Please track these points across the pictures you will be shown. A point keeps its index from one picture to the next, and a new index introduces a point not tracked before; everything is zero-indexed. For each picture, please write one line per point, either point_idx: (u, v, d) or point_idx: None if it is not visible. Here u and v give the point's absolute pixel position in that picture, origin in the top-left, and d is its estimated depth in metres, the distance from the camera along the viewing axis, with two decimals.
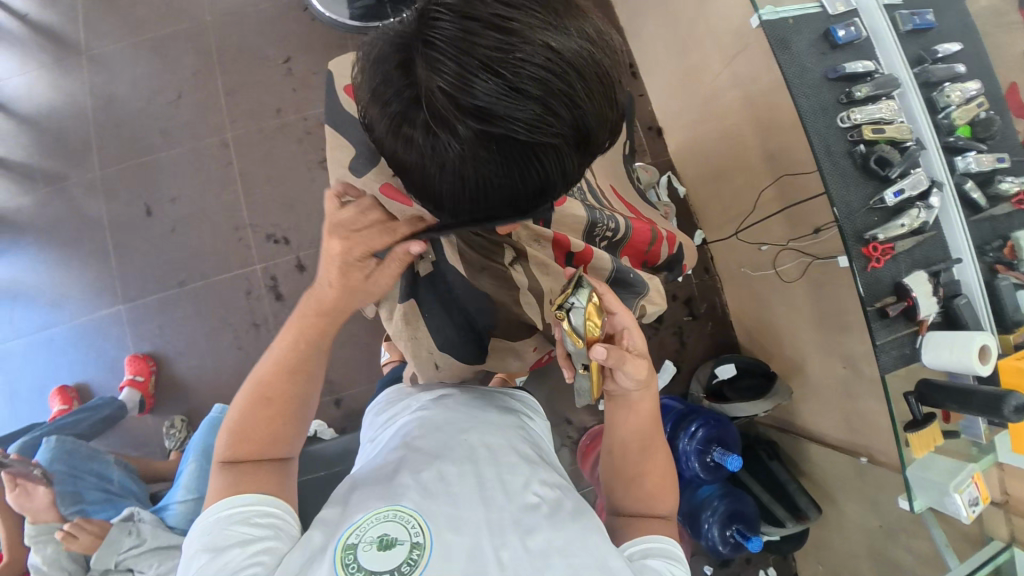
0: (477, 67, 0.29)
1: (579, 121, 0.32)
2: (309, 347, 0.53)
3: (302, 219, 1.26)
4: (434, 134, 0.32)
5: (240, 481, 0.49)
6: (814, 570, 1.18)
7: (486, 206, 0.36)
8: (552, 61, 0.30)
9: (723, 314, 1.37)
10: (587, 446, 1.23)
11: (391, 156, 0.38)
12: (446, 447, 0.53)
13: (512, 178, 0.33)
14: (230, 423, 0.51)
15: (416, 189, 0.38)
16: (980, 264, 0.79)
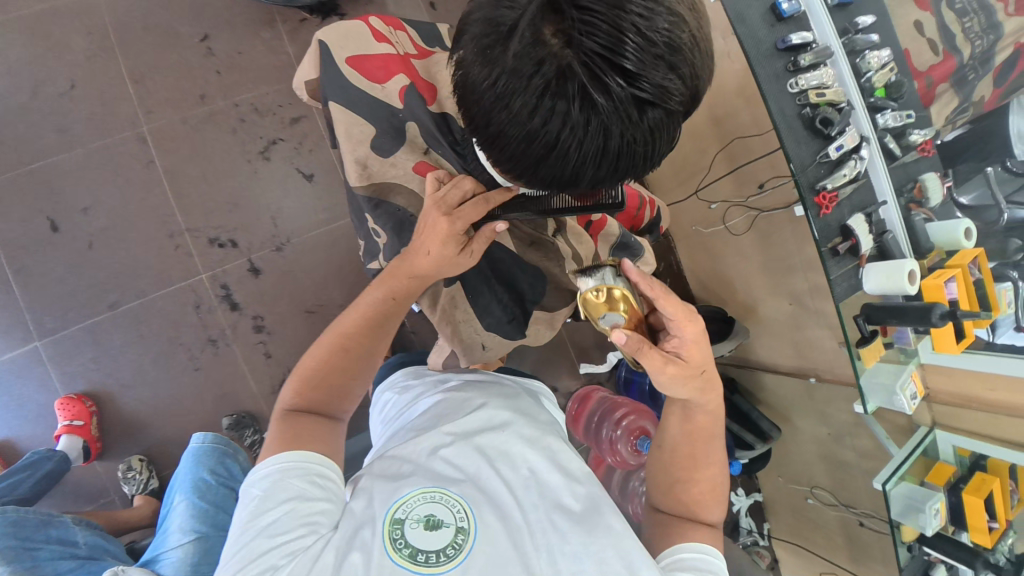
0: (630, 30, 0.34)
1: (692, 81, 0.39)
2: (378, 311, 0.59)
3: (251, 218, 1.15)
4: (586, 93, 0.35)
5: (302, 430, 0.54)
6: (778, 481, 1.37)
7: (610, 170, 0.40)
8: (682, 30, 0.37)
9: (678, 270, 1.50)
10: (575, 413, 1.31)
11: (504, 132, 0.39)
12: (490, 424, 0.59)
13: (641, 137, 0.38)
14: (305, 361, 0.59)
15: (528, 161, 0.40)
16: (899, 205, 0.94)
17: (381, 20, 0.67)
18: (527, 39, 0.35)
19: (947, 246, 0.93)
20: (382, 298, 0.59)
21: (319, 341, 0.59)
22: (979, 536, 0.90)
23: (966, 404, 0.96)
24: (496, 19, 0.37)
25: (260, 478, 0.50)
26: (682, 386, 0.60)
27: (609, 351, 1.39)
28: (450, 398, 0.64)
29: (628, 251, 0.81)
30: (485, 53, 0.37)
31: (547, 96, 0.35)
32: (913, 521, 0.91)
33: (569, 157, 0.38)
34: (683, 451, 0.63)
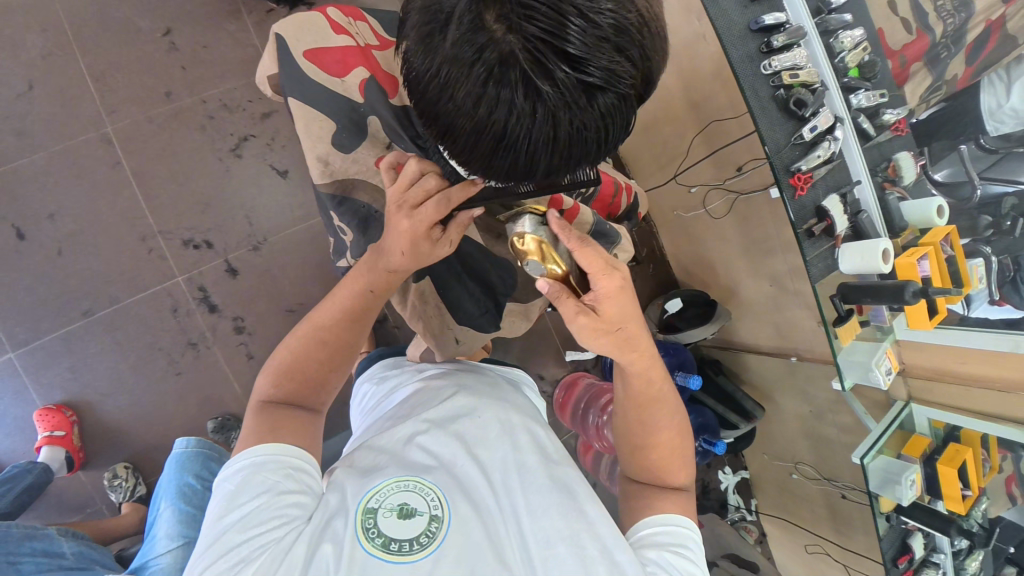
0: (573, 13, 0.34)
1: (643, 62, 0.38)
2: (353, 306, 0.57)
3: (226, 218, 1.12)
4: (529, 78, 0.34)
5: (276, 422, 0.53)
6: (763, 458, 1.40)
7: (563, 157, 0.40)
8: (629, 11, 0.36)
9: (660, 255, 1.51)
10: (563, 400, 1.33)
11: (452, 121, 0.38)
12: (466, 411, 0.59)
13: (592, 123, 0.37)
14: (280, 352, 0.57)
15: (480, 151, 0.39)
16: (873, 184, 0.95)
17: (339, 10, 0.65)
18: (467, 26, 0.34)
19: (920, 225, 0.94)
20: (358, 288, 0.57)
21: (293, 333, 0.58)
22: (953, 504, 0.94)
23: (939, 377, 0.98)
24: (435, 6, 0.36)
25: (233, 476, 0.49)
26: (599, 339, 0.56)
27: None
28: (425, 388, 0.64)
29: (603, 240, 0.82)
30: (426, 40, 0.36)
31: (489, 83, 0.34)
32: (891, 492, 0.94)
33: (519, 144, 0.37)
34: (637, 419, 0.63)
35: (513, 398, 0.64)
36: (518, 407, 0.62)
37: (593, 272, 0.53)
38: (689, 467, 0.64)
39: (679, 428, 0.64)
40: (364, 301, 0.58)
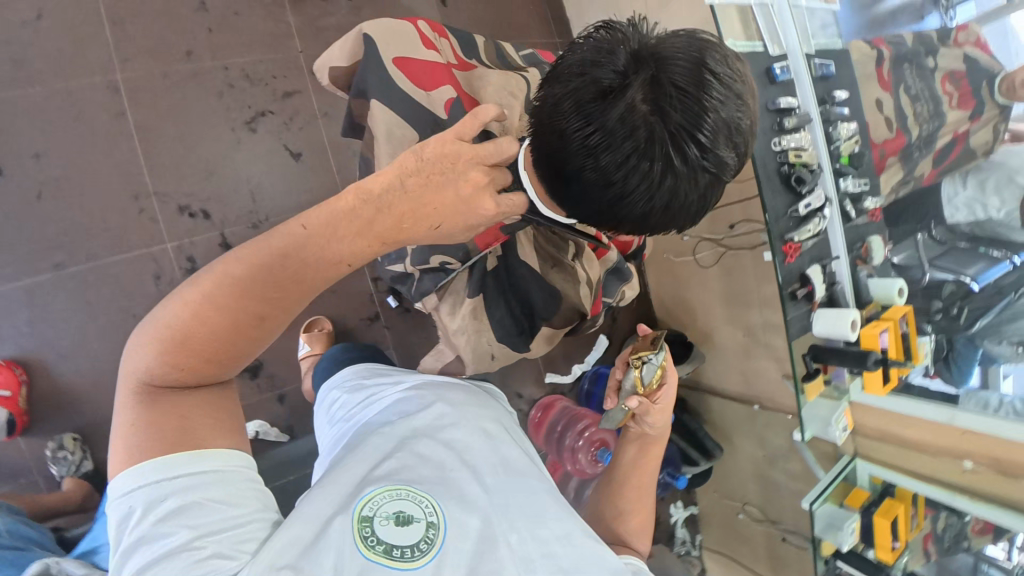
0: (707, 112, 0.42)
1: (740, 156, 0.46)
2: (248, 293, 0.44)
3: (229, 190, 1.08)
4: (661, 161, 0.42)
5: (167, 409, 0.44)
6: (713, 496, 1.49)
7: (659, 221, 0.48)
8: (742, 118, 0.44)
9: (644, 292, 1.58)
10: (538, 420, 1.35)
11: (582, 178, 0.46)
12: (443, 419, 0.57)
13: (696, 197, 0.46)
14: (154, 316, 0.45)
15: (596, 203, 0.47)
16: (849, 261, 1.07)
17: (428, 24, 0.68)
18: (624, 107, 0.42)
19: (883, 300, 1.06)
20: (282, 248, 0.45)
21: (180, 311, 0.43)
22: (883, 553, 1.03)
23: (882, 437, 1.11)
24: (595, 80, 0.43)
25: (131, 496, 0.40)
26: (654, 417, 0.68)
27: (574, 363, 1.44)
28: (399, 394, 0.62)
29: (620, 277, 0.87)
30: (576, 112, 0.44)
31: (629, 160, 0.42)
32: (833, 536, 1.04)
33: (635, 208, 0.45)
34: (632, 474, 0.71)
35: (486, 403, 0.63)
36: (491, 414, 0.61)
37: (654, 419, 0.69)
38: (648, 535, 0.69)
39: (647, 498, 0.70)
40: (266, 277, 0.45)
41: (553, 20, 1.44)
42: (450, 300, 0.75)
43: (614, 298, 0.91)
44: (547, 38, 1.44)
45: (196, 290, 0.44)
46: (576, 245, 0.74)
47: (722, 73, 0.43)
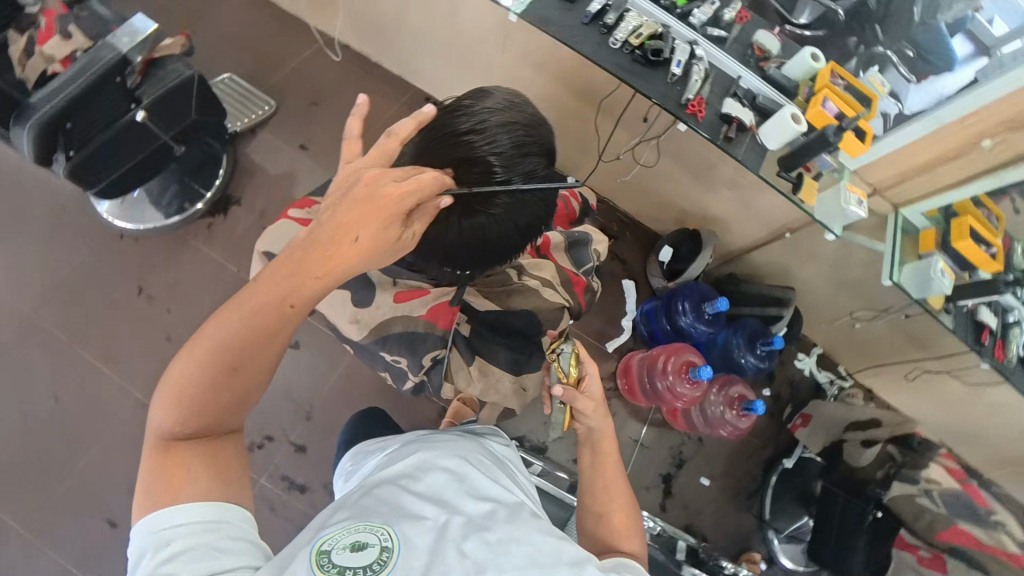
0: (487, 163, 0.59)
1: (537, 155, 0.62)
2: (272, 321, 0.51)
3: (270, 406, 1.23)
4: (473, 204, 0.60)
5: (179, 464, 0.50)
6: (822, 329, 1.47)
7: (522, 224, 0.66)
8: (515, 136, 0.60)
9: (631, 221, 1.59)
10: (628, 387, 1.42)
11: (444, 242, 0.65)
12: (414, 463, 0.63)
13: (517, 203, 0.63)
14: (176, 369, 0.51)
15: (467, 247, 0.65)
16: (753, 71, 1.03)
17: (298, 209, 0.85)
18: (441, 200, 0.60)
19: (807, 76, 1.00)
20: (271, 298, 0.50)
21: (182, 355, 0.51)
22: (990, 267, 0.98)
23: (908, 179, 1.01)
24: None
25: (145, 540, 0.47)
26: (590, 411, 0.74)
27: (620, 322, 1.51)
28: (383, 464, 0.69)
29: (582, 246, 0.96)
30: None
31: (456, 216, 0.61)
32: (932, 290, 0.99)
33: (486, 235, 0.64)
34: (597, 477, 0.73)
35: (462, 447, 0.70)
36: (467, 453, 0.68)
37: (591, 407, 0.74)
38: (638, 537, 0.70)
39: (626, 502, 0.72)
40: (265, 324, 0.51)
41: (391, 83, 1.51)
42: (464, 374, 0.84)
43: (589, 263, 0.97)
44: (398, 100, 1.51)
45: (202, 338, 0.51)
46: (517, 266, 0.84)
47: (472, 125, 0.59)
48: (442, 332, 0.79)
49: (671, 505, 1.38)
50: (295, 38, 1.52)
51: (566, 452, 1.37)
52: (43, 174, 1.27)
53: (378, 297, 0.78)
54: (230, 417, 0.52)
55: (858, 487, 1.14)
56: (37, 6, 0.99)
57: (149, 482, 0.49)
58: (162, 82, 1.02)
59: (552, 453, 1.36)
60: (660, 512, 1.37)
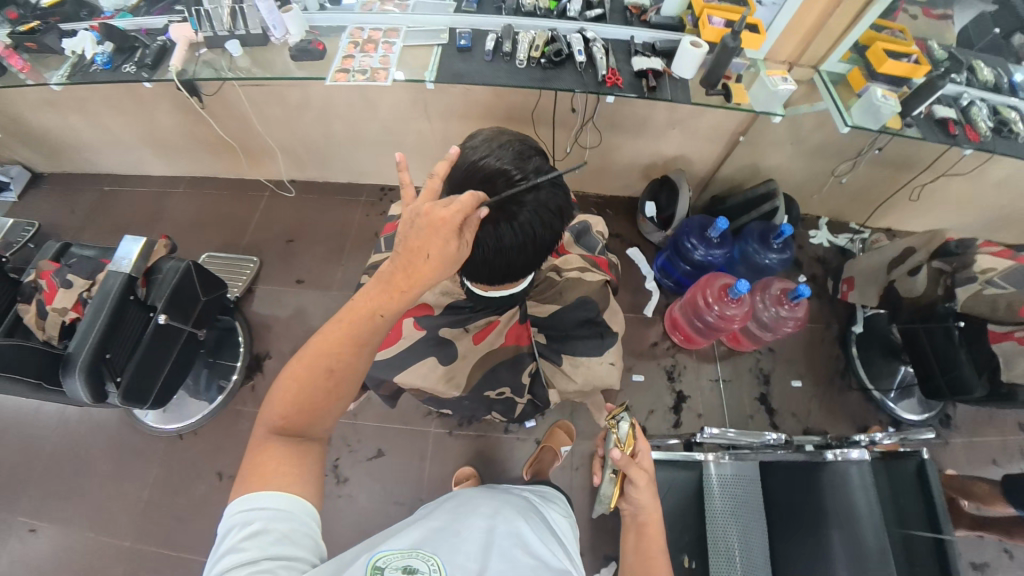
0: (510, 177, 0.66)
1: (545, 160, 0.70)
2: (353, 337, 0.58)
3: (383, 518, 1.24)
4: (508, 210, 0.66)
5: (279, 459, 0.54)
6: (817, 202, 1.53)
7: (556, 222, 0.72)
8: (522, 150, 0.67)
9: (607, 199, 1.68)
10: (684, 336, 1.47)
11: (501, 255, 0.70)
12: (478, 506, 0.65)
13: (543, 193, 0.68)
14: (285, 375, 0.58)
15: (522, 251, 0.70)
16: (640, 27, 1.13)
17: None
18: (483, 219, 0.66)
19: (681, 11, 1.12)
20: (366, 314, 0.58)
21: (291, 365, 0.58)
22: (920, 72, 1.00)
23: (807, 40, 1.07)
24: None
25: (225, 521, 0.50)
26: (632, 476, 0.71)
27: (645, 286, 1.57)
28: (438, 501, 0.71)
29: (586, 230, 1.02)
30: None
31: (499, 226, 0.67)
32: (886, 115, 1.01)
33: (535, 233, 0.69)
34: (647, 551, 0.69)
35: (518, 505, 0.72)
36: (523, 512, 0.69)
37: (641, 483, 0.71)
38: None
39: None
40: (365, 335, 0.58)
41: (348, 193, 1.63)
42: (559, 374, 0.94)
43: (600, 243, 1.03)
44: (360, 203, 1.62)
45: (309, 349, 0.58)
46: (553, 268, 0.93)
47: (484, 153, 0.67)
48: (526, 349, 0.90)
49: (781, 419, 1.38)
50: (247, 198, 1.64)
51: (662, 421, 1.38)
52: (91, 417, 1.33)
53: (459, 346, 0.87)
54: (323, 423, 0.58)
55: (930, 312, 1.14)
56: (35, 276, 1.13)
57: (246, 470, 0.53)
58: (167, 285, 1.11)
59: (651, 429, 1.38)
60: (776, 431, 1.37)
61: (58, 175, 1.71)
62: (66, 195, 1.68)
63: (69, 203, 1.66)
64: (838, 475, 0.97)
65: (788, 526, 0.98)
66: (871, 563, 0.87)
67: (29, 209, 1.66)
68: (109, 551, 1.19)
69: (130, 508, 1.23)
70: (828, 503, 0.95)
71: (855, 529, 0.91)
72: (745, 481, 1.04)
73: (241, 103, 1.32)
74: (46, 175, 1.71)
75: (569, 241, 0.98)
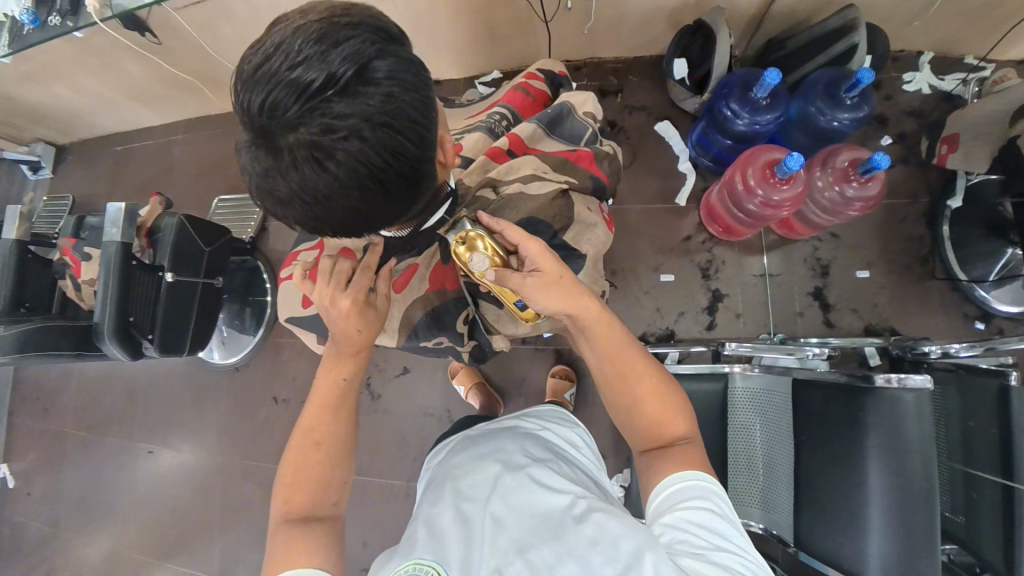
0: (295, 102, 0.41)
1: (356, 47, 0.42)
2: (334, 406, 0.65)
3: (418, 429, 1.33)
4: (318, 145, 0.42)
5: (294, 538, 0.55)
6: (922, 27, 1.10)
7: (413, 146, 0.45)
8: (309, 46, 0.41)
9: (629, 61, 1.33)
10: (722, 228, 1.22)
11: (342, 211, 0.47)
12: (477, 469, 0.63)
13: (374, 101, 0.42)
14: (285, 464, 0.62)
15: (371, 200, 0.47)
16: None
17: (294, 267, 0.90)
18: (289, 173, 0.44)
19: None
20: (332, 376, 0.66)
21: (291, 449, 0.62)
22: None
23: None
24: (272, 190, 0.47)
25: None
26: (551, 295, 0.61)
27: (677, 167, 1.31)
28: (440, 472, 0.70)
29: (564, 123, 0.80)
30: (283, 200, 0.47)
31: (315, 171, 0.43)
32: None
33: (371, 170, 0.44)
34: (608, 369, 0.63)
35: (529, 437, 0.71)
36: (534, 443, 0.68)
37: (547, 275, 0.61)
38: (686, 416, 0.62)
39: (656, 372, 0.63)
40: (341, 397, 0.66)
41: None
42: (502, 320, 0.78)
43: (586, 131, 0.81)
44: None
45: (300, 433, 0.63)
46: (490, 183, 0.71)
47: (256, 73, 0.42)
48: (453, 294, 0.76)
49: (838, 315, 1.19)
50: (240, 131, 1.52)
51: (694, 323, 1.23)
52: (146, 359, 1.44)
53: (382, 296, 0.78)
54: (331, 495, 0.61)
55: None
56: (60, 253, 1.16)
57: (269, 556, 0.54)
58: (165, 243, 1.11)
59: (681, 331, 1.24)
60: (830, 329, 1.19)
61: (79, 146, 1.67)
62: (88, 166, 1.66)
63: (94, 172, 1.64)
64: (887, 403, 0.76)
65: (817, 447, 0.84)
66: (910, 503, 0.72)
67: (66, 185, 1.67)
68: (193, 471, 1.36)
69: (201, 433, 1.38)
70: (869, 432, 0.77)
71: (902, 465, 0.74)
72: (777, 396, 0.95)
73: (187, 29, 1.10)
74: (69, 147, 1.68)
75: (535, 140, 0.77)
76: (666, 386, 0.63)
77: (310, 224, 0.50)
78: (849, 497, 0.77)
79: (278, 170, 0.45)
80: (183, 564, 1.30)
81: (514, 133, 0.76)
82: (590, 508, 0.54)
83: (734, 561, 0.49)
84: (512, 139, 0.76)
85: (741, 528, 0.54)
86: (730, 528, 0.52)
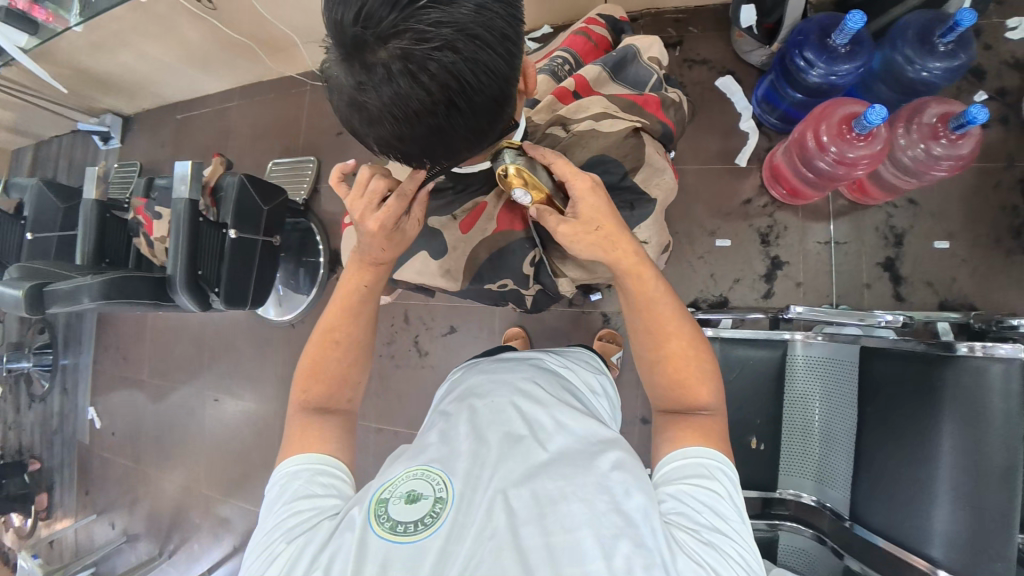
0: (391, 10, 0.40)
1: None
2: (354, 306, 0.69)
3: None
4: (413, 56, 0.40)
5: (308, 428, 0.63)
6: None
7: (504, 62, 0.44)
8: None
9: (692, 12, 1.25)
10: (788, 189, 1.14)
11: (430, 131, 0.45)
12: (492, 393, 0.62)
13: (467, 11, 0.41)
14: (306, 358, 0.68)
15: (459, 119, 0.45)
16: None
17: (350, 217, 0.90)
18: (382, 91, 0.43)
19: None
20: (355, 283, 0.69)
21: (314, 343, 0.69)
22: None
23: None
24: (362, 110, 0.45)
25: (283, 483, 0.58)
26: (586, 242, 0.61)
27: (740, 126, 1.23)
28: (449, 388, 0.71)
29: (633, 67, 0.76)
30: (371, 122, 0.46)
31: (408, 85, 0.42)
32: None
33: (465, 84, 0.42)
34: (640, 318, 0.63)
35: (544, 368, 0.69)
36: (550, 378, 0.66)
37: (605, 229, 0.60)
38: (715, 386, 0.60)
39: (692, 336, 0.62)
40: (362, 298, 0.69)
41: None
42: (572, 261, 0.77)
43: (651, 78, 0.75)
44: None
45: (321, 330, 0.69)
46: (558, 120, 0.68)
47: None
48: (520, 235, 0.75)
49: (910, 288, 1.11)
50: (292, 92, 1.54)
51: (749, 291, 1.18)
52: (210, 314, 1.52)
53: (446, 237, 0.76)
54: (346, 391, 0.68)
55: None
56: (132, 213, 1.22)
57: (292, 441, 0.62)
58: (228, 201, 1.16)
59: (735, 300, 1.19)
60: (900, 302, 1.11)
61: (143, 115, 1.75)
62: (153, 131, 1.73)
63: (157, 139, 1.72)
64: (972, 374, 0.70)
65: (884, 420, 0.79)
66: (986, 483, 0.67)
67: (133, 150, 1.75)
68: (254, 418, 1.45)
69: (260, 384, 1.46)
70: (944, 404, 0.72)
71: (979, 448, 0.68)
72: (840, 366, 0.90)
73: None
74: (134, 117, 1.76)
75: (602, 82, 0.73)
76: (703, 344, 0.62)
77: (393, 148, 0.49)
78: (918, 475, 0.73)
79: (368, 88, 0.43)
80: (248, 501, 1.41)
81: (580, 73, 0.72)
82: (607, 453, 0.53)
83: (729, 547, 0.48)
84: (578, 79, 0.72)
85: (741, 510, 0.53)
86: (732, 512, 0.51)
